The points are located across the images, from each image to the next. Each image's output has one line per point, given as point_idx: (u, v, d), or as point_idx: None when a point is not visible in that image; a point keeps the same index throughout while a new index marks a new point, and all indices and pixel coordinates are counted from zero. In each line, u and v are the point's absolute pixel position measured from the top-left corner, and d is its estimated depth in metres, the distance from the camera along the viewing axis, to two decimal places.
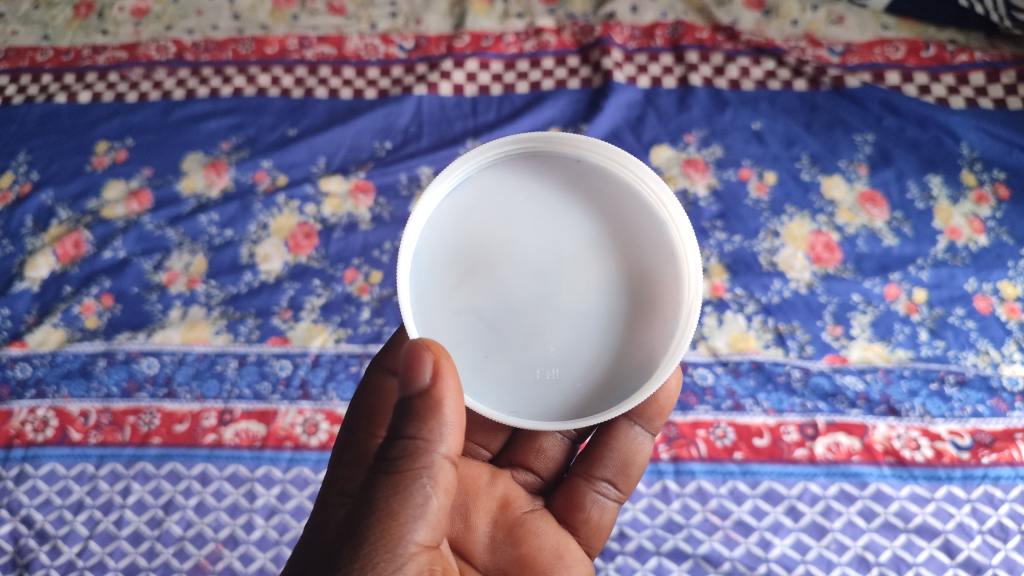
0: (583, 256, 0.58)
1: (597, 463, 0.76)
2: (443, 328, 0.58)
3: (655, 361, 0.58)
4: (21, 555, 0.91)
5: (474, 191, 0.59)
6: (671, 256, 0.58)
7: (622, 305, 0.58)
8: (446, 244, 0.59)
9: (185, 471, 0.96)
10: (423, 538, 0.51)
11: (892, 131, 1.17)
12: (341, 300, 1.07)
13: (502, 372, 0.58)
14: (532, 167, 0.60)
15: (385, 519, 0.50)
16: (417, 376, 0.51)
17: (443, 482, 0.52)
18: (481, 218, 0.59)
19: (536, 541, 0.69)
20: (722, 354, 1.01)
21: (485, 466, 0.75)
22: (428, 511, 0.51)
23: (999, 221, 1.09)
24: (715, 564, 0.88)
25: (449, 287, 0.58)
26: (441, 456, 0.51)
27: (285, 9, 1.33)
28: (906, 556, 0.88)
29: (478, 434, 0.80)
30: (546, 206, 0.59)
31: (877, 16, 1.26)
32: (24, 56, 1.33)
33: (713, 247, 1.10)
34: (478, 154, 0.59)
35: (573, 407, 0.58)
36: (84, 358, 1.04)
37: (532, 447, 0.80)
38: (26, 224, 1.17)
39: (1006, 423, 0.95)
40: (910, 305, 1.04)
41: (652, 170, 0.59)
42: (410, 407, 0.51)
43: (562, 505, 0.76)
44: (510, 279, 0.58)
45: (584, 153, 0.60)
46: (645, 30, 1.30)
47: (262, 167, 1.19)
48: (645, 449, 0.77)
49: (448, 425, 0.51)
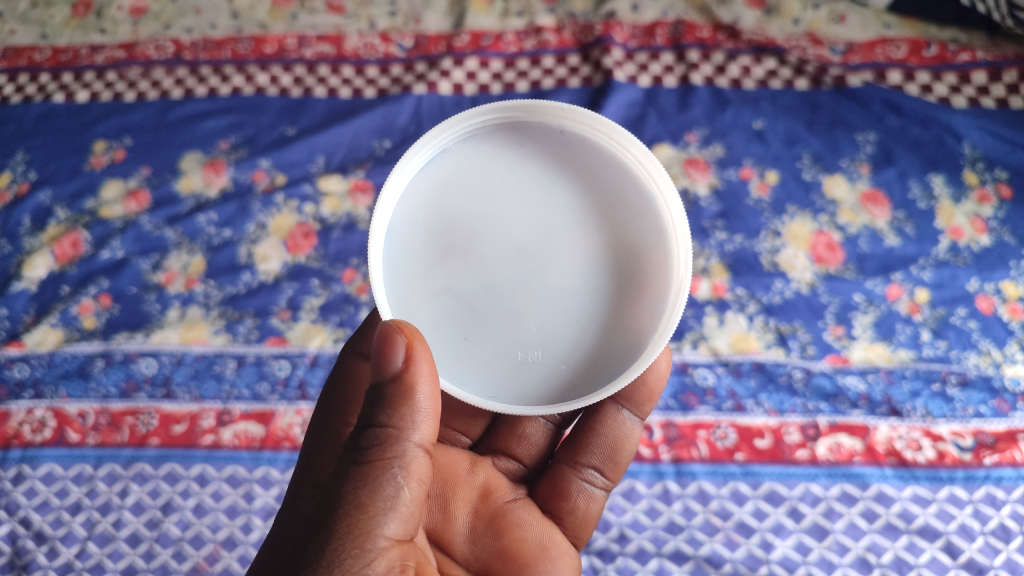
0: (565, 233, 0.58)
1: (583, 450, 0.76)
2: (421, 309, 0.58)
3: (642, 342, 0.58)
4: (20, 556, 0.90)
5: (451, 165, 0.59)
6: (659, 232, 0.58)
7: (608, 284, 0.58)
8: (423, 221, 0.58)
9: (184, 472, 0.95)
10: (395, 531, 0.50)
11: (894, 130, 1.16)
12: (341, 300, 1.06)
13: (482, 355, 0.58)
14: (512, 139, 0.59)
15: (354, 512, 0.49)
16: (390, 361, 0.51)
17: (415, 473, 0.52)
18: (458, 194, 0.58)
19: (520, 533, 0.69)
20: (724, 355, 1.01)
21: (464, 455, 0.74)
22: (400, 503, 0.51)
23: (1001, 221, 1.09)
24: (716, 566, 0.88)
25: (427, 266, 0.58)
26: (413, 445, 0.52)
27: (285, 8, 1.32)
28: (908, 557, 0.87)
29: (457, 420, 0.80)
30: (527, 181, 0.58)
31: (879, 15, 1.25)
32: (22, 55, 1.32)
33: (714, 247, 1.09)
34: (455, 125, 0.59)
35: (557, 390, 0.58)
36: (82, 359, 1.04)
37: (514, 433, 0.79)
38: (24, 224, 1.16)
39: (1009, 424, 0.94)
40: (913, 305, 1.03)
41: (639, 141, 0.58)
42: (382, 394, 0.51)
43: (548, 493, 0.75)
44: (489, 258, 0.58)
45: (567, 123, 0.59)
46: (645, 29, 1.29)
47: (261, 167, 1.18)
48: (633, 434, 0.76)
49: (422, 412, 0.52)
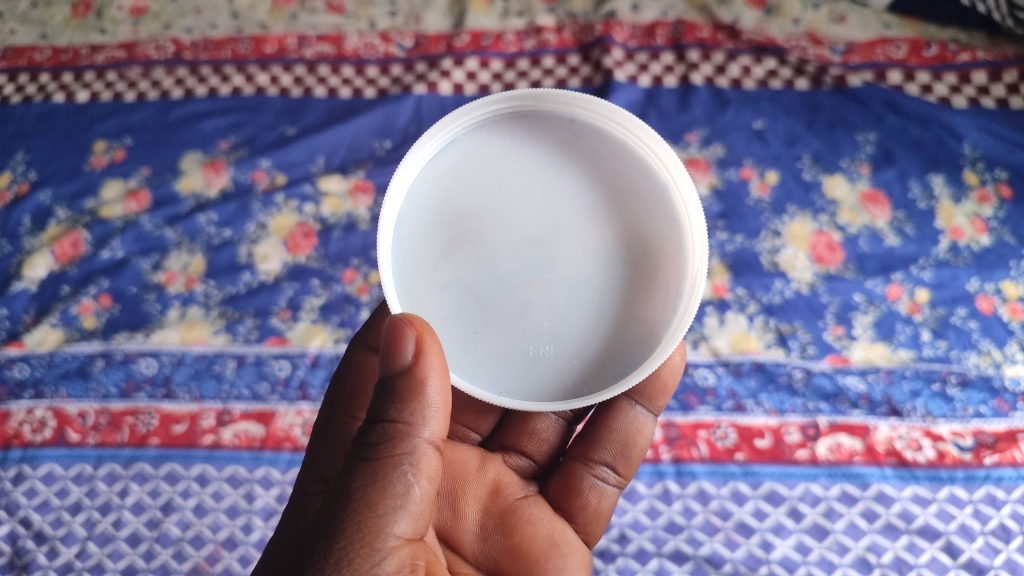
0: (577, 224, 0.58)
1: (595, 447, 0.76)
2: (430, 303, 0.58)
3: (656, 335, 0.58)
4: (20, 556, 0.90)
5: (460, 155, 0.59)
6: (673, 223, 0.58)
7: (620, 275, 0.58)
8: (432, 213, 0.58)
9: (185, 472, 0.95)
10: (404, 530, 0.50)
11: (895, 130, 1.16)
12: (341, 300, 1.06)
13: (493, 349, 0.58)
14: (521, 128, 0.59)
15: (363, 510, 0.49)
16: (399, 355, 0.51)
17: (426, 470, 0.52)
18: (467, 185, 0.59)
19: (530, 529, 0.69)
20: (724, 355, 1.01)
21: (474, 452, 0.74)
22: (409, 501, 0.51)
23: (1001, 221, 1.09)
24: (716, 566, 0.88)
25: (435, 259, 0.58)
26: (424, 441, 0.52)
27: (285, 8, 1.32)
28: (908, 557, 0.87)
29: (466, 416, 0.80)
30: (538, 172, 0.59)
31: (879, 15, 1.25)
32: (22, 55, 1.32)
33: (714, 248, 1.09)
34: (463, 114, 0.59)
35: (570, 385, 0.58)
36: (82, 359, 1.04)
37: (525, 429, 0.79)
38: (24, 224, 1.16)
39: (1009, 424, 0.94)
40: (913, 305, 1.03)
41: (651, 130, 0.58)
42: (392, 388, 0.52)
43: (559, 490, 0.75)
44: (499, 249, 0.58)
45: (578, 112, 0.59)
46: (646, 29, 1.29)
47: (261, 167, 1.18)
48: (646, 429, 0.76)
49: (432, 408, 0.52)
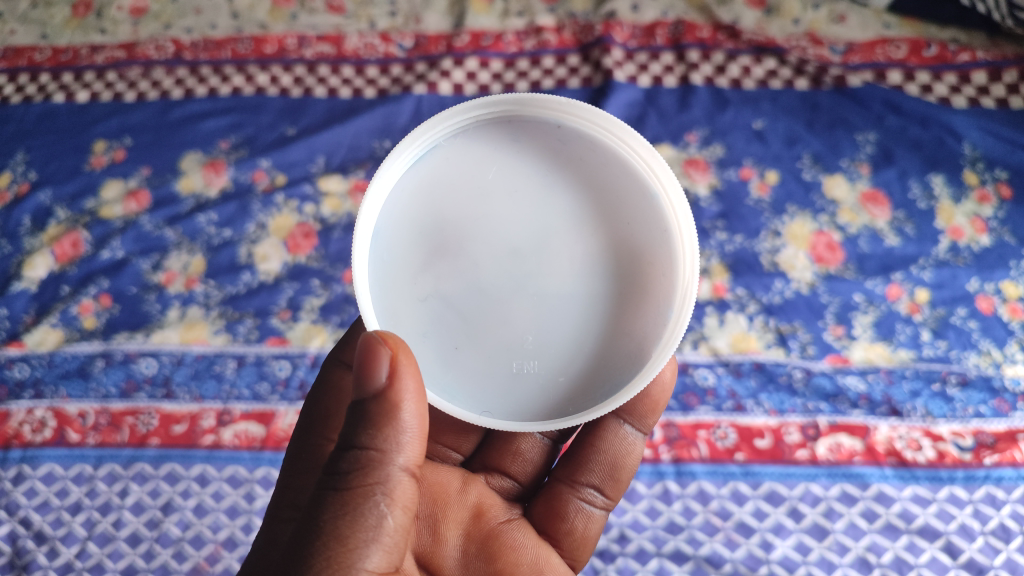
0: (563, 234, 0.58)
1: (582, 469, 0.76)
2: (409, 317, 0.58)
3: (646, 352, 0.58)
4: (20, 556, 0.90)
5: (440, 162, 0.59)
6: (664, 233, 0.58)
7: (608, 288, 0.58)
8: (413, 223, 0.59)
9: (185, 472, 0.95)
10: (377, 564, 0.50)
11: (894, 130, 1.16)
12: (341, 300, 1.06)
13: (473, 364, 0.58)
14: (505, 134, 0.59)
15: (332, 544, 0.49)
16: (373, 377, 0.51)
17: (400, 499, 0.52)
18: (450, 194, 0.58)
19: (514, 555, 0.68)
20: (724, 355, 1.01)
21: (456, 473, 0.74)
22: (382, 533, 0.51)
23: (1001, 221, 1.09)
24: (716, 566, 0.88)
25: (415, 270, 0.58)
26: (398, 468, 0.51)
27: (285, 8, 1.32)
28: (908, 557, 0.87)
29: (447, 436, 0.80)
30: (522, 180, 0.59)
31: (879, 15, 1.25)
32: (22, 55, 1.32)
33: (714, 248, 1.09)
34: (444, 120, 0.59)
35: (554, 402, 0.58)
36: (82, 359, 1.04)
37: (508, 450, 0.79)
38: (24, 224, 1.16)
39: (1009, 424, 0.94)
40: (913, 305, 1.03)
41: (641, 138, 0.58)
42: (365, 412, 0.51)
43: (544, 514, 0.75)
44: (481, 260, 0.58)
45: (565, 118, 0.59)
46: (645, 29, 1.29)
47: (261, 167, 1.18)
48: (635, 450, 0.76)
49: (407, 433, 0.52)
